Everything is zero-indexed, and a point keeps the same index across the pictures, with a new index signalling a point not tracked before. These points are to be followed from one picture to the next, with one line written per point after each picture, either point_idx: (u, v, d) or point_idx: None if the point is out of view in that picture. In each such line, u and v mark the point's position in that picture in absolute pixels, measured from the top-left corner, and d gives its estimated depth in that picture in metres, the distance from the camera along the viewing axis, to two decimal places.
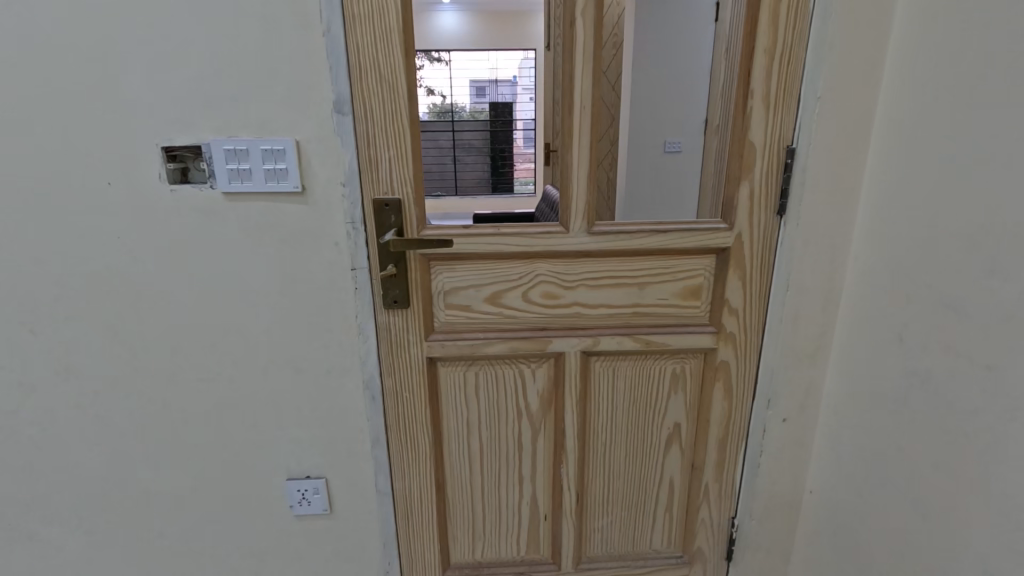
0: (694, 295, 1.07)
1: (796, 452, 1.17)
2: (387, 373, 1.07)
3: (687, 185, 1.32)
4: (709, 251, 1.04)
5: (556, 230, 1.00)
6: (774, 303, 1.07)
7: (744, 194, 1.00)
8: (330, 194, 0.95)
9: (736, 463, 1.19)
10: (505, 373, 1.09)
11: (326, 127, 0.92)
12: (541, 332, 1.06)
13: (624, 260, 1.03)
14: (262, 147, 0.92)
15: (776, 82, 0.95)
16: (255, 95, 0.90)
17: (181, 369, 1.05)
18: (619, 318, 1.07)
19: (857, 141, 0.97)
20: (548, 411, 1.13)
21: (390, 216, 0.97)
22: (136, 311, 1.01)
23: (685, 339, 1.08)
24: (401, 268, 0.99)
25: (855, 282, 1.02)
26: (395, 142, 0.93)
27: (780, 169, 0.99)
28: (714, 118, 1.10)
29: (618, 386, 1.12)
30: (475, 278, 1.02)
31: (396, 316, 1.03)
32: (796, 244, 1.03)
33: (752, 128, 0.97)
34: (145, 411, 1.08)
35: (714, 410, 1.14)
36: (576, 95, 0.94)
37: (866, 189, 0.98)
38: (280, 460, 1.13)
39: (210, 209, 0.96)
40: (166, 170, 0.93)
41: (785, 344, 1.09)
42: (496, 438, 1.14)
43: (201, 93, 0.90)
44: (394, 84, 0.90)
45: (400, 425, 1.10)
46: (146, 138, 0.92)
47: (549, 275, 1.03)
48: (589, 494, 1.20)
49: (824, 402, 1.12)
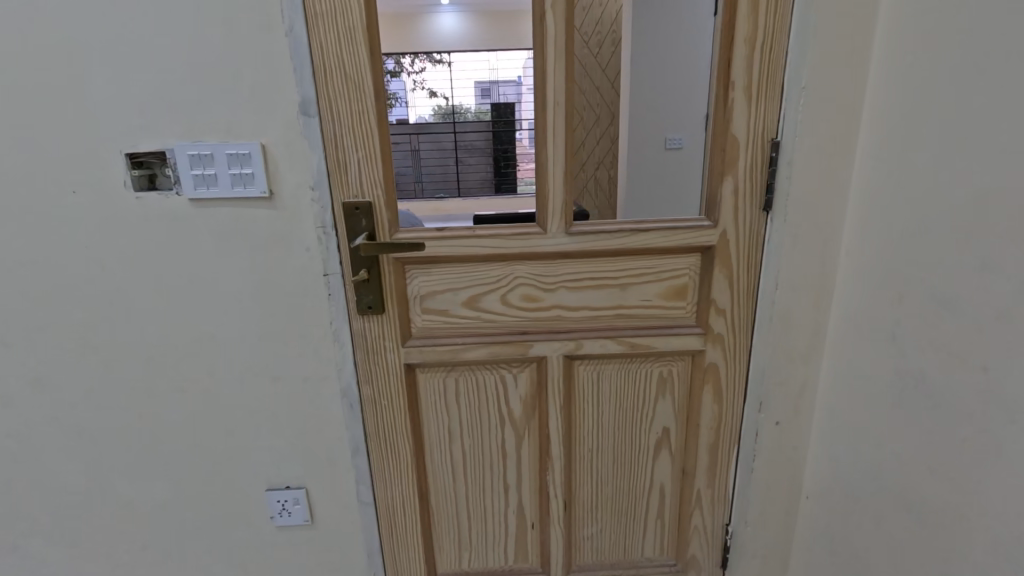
0: (679, 295, 1.03)
1: (791, 456, 1.13)
2: (365, 380, 1.04)
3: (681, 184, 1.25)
4: (694, 249, 0.99)
5: (534, 231, 0.96)
6: (764, 301, 1.02)
7: (728, 189, 0.95)
8: (300, 197, 0.93)
9: (728, 468, 1.14)
10: (485, 378, 1.06)
11: (292, 129, 0.89)
12: (521, 336, 1.03)
13: (604, 260, 0.99)
14: (227, 150, 0.89)
15: (759, 73, 0.90)
16: (220, 97, 0.88)
17: (156, 379, 1.04)
18: (603, 320, 1.03)
19: (845, 132, 0.93)
20: (532, 417, 1.10)
21: (361, 219, 0.94)
22: (108, 320, 0.99)
23: (673, 341, 1.04)
24: (374, 272, 0.96)
25: (848, 278, 0.98)
26: (364, 144, 0.90)
27: (765, 163, 0.94)
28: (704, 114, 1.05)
29: (604, 390, 1.08)
30: (451, 281, 0.99)
31: (372, 321, 1.00)
32: (784, 241, 0.98)
33: (736, 121, 0.92)
34: (122, 421, 1.06)
35: (704, 413, 1.10)
36: (549, 89, 0.90)
37: (856, 181, 0.94)
38: (260, 471, 1.11)
39: (178, 215, 0.94)
40: (132, 176, 0.91)
41: (777, 343, 1.05)
42: (479, 444, 1.11)
43: (164, 97, 0.87)
44: (360, 83, 0.87)
45: (380, 433, 1.08)
46: (110, 143, 0.90)
47: (528, 277, 0.99)
48: (577, 501, 1.16)
49: (819, 403, 1.08)
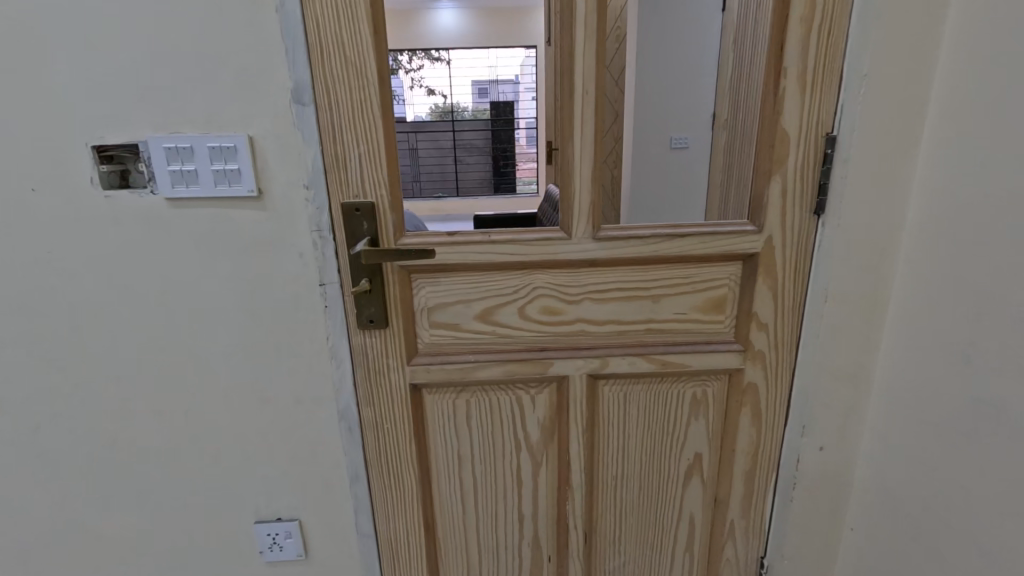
0: (717, 307, 0.92)
1: (835, 484, 1.03)
2: (365, 402, 0.93)
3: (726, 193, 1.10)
4: (735, 257, 0.88)
5: (556, 236, 0.85)
6: (811, 315, 0.91)
7: (776, 190, 0.84)
8: (293, 197, 0.82)
9: (765, 497, 1.04)
10: (499, 400, 0.95)
11: (284, 120, 0.78)
12: (540, 352, 0.92)
13: (635, 269, 0.88)
14: (208, 143, 0.78)
15: (815, 58, 0.79)
16: (200, 83, 0.76)
17: (130, 400, 0.92)
18: (631, 336, 0.93)
19: (909, 126, 0.82)
20: (550, 442, 0.99)
21: (362, 222, 0.82)
22: (75, 336, 0.88)
23: (708, 359, 0.94)
24: (377, 282, 0.85)
25: (907, 289, 0.87)
26: (366, 137, 0.79)
27: (819, 160, 0.83)
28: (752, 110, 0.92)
29: (631, 412, 0.97)
30: (462, 292, 0.88)
31: (375, 337, 0.89)
32: (836, 249, 0.88)
33: (787, 113, 0.81)
34: (92, 448, 0.95)
35: (740, 437, 1.00)
36: (576, 75, 0.79)
37: (921, 180, 0.83)
38: (247, 502, 1.00)
39: (153, 217, 0.82)
40: (100, 173, 0.80)
41: (824, 361, 0.94)
42: (491, 472, 1.00)
43: (136, 82, 0.76)
44: (361, 67, 0.76)
45: (382, 460, 0.97)
46: (73, 134, 0.79)
47: (549, 287, 0.89)
48: (598, 532, 1.06)
49: (866, 427, 0.98)
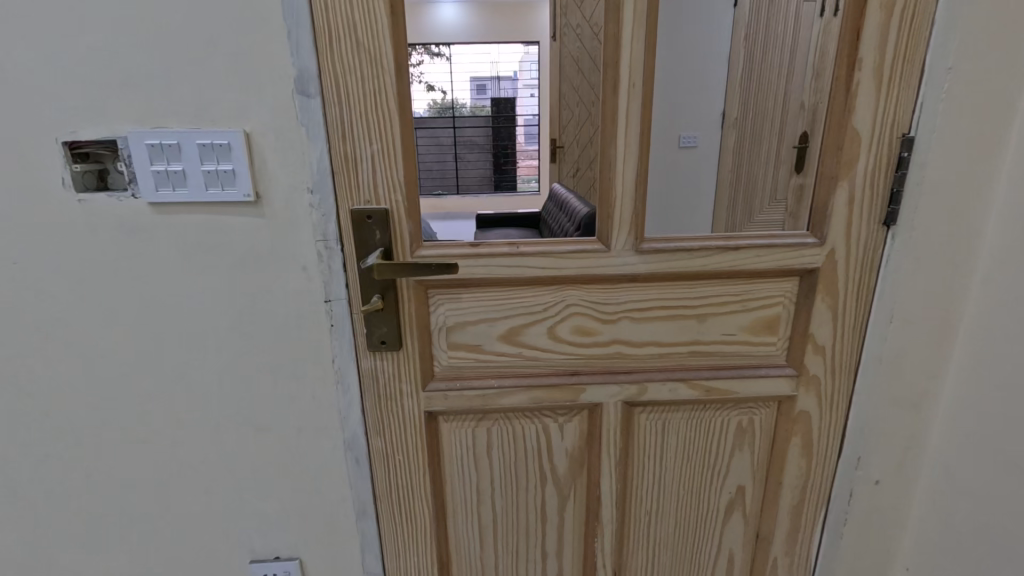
0: (769, 328, 0.82)
1: (888, 521, 0.93)
2: (375, 432, 0.83)
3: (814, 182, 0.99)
4: (792, 272, 0.79)
5: (594, 248, 0.76)
6: (874, 338, 0.82)
7: (842, 198, 0.75)
8: (295, 202, 0.71)
9: (812, 535, 0.95)
10: (524, 429, 0.86)
11: (286, 113, 0.68)
12: (571, 377, 0.82)
13: (680, 285, 0.78)
14: (198, 140, 0.68)
15: (894, 47, 0.69)
16: (189, 70, 0.66)
17: (109, 429, 0.82)
18: (672, 359, 0.83)
19: (995, 127, 0.72)
20: (579, 473, 0.89)
21: (374, 231, 0.72)
22: (45, 358, 0.78)
23: (757, 385, 0.84)
24: (390, 299, 0.75)
25: (983, 310, 0.78)
26: (379, 134, 0.69)
27: (892, 164, 0.73)
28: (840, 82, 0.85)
29: (669, 442, 0.88)
30: (486, 310, 0.78)
31: (386, 359, 0.79)
32: (906, 264, 0.78)
33: (859, 110, 0.71)
34: (67, 481, 0.85)
35: (788, 470, 0.90)
36: (622, 65, 0.68)
37: (1006, 188, 0.73)
38: (242, 539, 0.90)
39: (135, 224, 0.72)
40: (73, 173, 0.70)
41: (884, 389, 0.85)
42: (513, 507, 0.90)
43: (113, 68, 0.66)
44: (375, 52, 0.66)
45: (392, 494, 0.87)
46: (40, 127, 0.68)
47: (582, 305, 0.79)
48: (628, 571, 0.96)
49: (926, 460, 0.89)
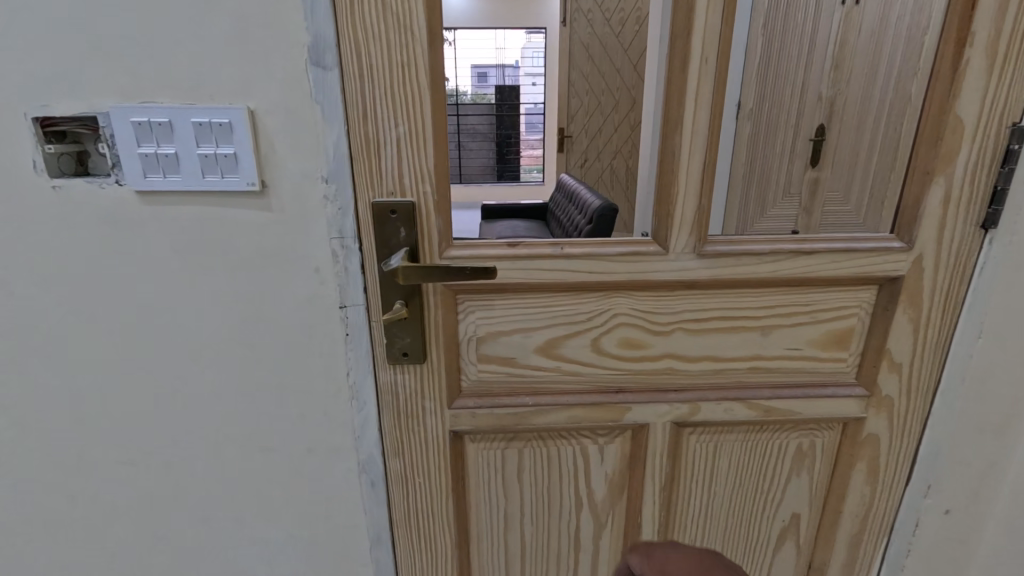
0: (839, 343, 0.73)
1: (955, 554, 0.85)
2: (394, 453, 0.74)
3: (822, 188, 1.57)
4: (872, 281, 0.69)
5: (649, 251, 0.66)
6: (958, 355, 0.73)
7: (936, 197, 0.65)
8: (307, 193, 0.61)
9: (871, 569, 0.86)
10: (560, 451, 0.76)
11: (297, 88, 0.58)
12: (615, 394, 0.73)
13: (744, 294, 0.69)
14: (193, 118, 0.58)
15: (1015, 19, 0.58)
16: (182, 35, 0.56)
17: (94, 447, 0.73)
18: (730, 376, 0.74)
19: None
20: (618, 499, 0.80)
21: (398, 227, 0.62)
22: (20, 368, 0.68)
23: (822, 406, 0.75)
24: (414, 306, 0.65)
25: None
26: (407, 113, 0.59)
27: (999, 158, 0.63)
28: (833, 150, 1.68)
29: (720, 466, 0.79)
30: (522, 320, 0.69)
31: (408, 373, 0.70)
32: (1004, 273, 0.68)
33: (965, 94, 0.61)
34: (47, 503, 0.76)
35: (850, 499, 0.81)
36: (695, 36, 0.58)
37: None
38: (242, 567, 0.81)
39: (120, 216, 0.62)
40: (47, 155, 0.60)
41: (963, 410, 0.76)
42: (544, 535, 0.82)
43: (91, 31, 0.55)
44: (404, 15, 0.56)
45: (411, 521, 0.78)
46: (5, 100, 0.58)
47: (632, 315, 0.69)
48: None
49: (1003, 489, 0.80)
